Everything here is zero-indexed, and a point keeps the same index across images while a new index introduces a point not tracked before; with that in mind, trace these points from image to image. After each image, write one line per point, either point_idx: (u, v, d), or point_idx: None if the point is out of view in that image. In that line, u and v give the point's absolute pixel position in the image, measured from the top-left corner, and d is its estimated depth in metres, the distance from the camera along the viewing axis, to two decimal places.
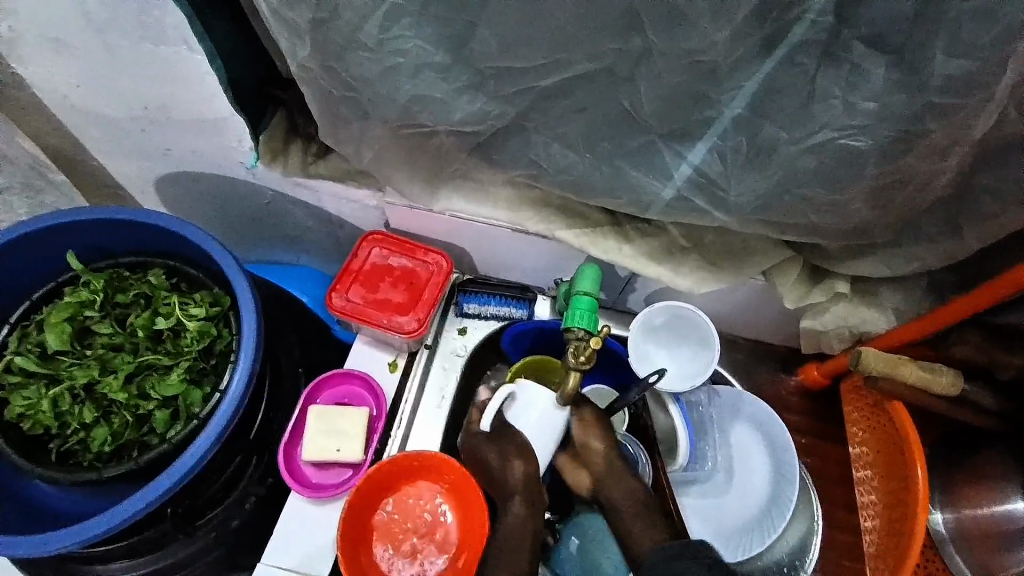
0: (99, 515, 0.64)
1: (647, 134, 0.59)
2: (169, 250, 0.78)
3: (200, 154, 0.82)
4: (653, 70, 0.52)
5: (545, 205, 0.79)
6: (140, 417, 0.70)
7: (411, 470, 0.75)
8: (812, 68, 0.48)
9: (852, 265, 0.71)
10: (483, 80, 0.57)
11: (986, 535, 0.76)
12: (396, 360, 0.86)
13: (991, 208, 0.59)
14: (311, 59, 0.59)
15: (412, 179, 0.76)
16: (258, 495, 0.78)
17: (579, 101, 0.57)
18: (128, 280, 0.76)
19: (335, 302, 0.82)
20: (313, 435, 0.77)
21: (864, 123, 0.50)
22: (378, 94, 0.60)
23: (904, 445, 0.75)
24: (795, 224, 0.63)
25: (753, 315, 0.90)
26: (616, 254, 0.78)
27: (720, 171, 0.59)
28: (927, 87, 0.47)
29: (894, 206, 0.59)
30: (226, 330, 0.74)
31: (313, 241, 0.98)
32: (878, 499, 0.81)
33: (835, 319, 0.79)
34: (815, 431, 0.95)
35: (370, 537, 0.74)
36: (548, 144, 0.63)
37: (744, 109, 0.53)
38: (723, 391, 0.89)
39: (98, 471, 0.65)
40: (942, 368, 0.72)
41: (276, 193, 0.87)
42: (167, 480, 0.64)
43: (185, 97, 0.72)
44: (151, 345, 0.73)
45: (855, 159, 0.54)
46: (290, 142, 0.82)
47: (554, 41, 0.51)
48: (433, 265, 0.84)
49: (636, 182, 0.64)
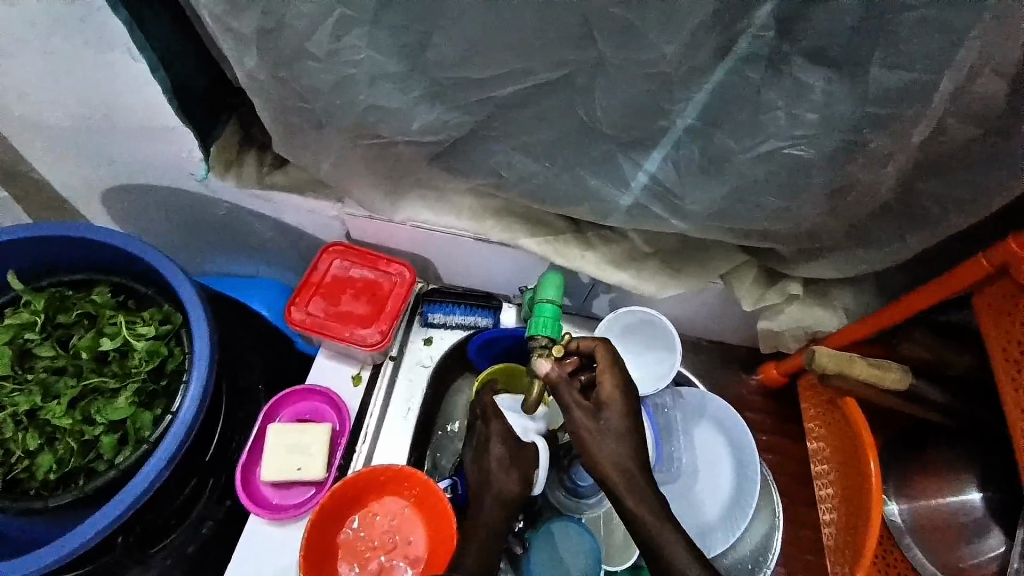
0: (43, 547, 0.61)
1: (606, 143, 0.59)
2: (117, 266, 0.75)
3: (148, 167, 0.80)
4: (608, 80, 0.52)
5: (507, 214, 0.79)
6: (87, 442, 0.67)
7: (374, 484, 0.74)
8: (757, 81, 0.50)
9: (804, 268, 0.74)
10: (441, 91, 0.57)
11: (943, 526, 0.79)
12: (360, 373, 0.84)
13: (931, 213, 0.61)
14: (262, 69, 0.57)
15: (373, 190, 0.75)
16: (216, 518, 0.75)
17: (536, 111, 0.58)
18: (71, 299, 0.73)
19: (295, 316, 0.80)
20: (273, 453, 0.75)
21: (810, 133, 0.52)
22: (333, 103, 0.59)
23: (857, 440, 0.78)
24: (749, 230, 0.65)
25: (714, 317, 0.92)
26: (579, 262, 0.79)
27: (676, 179, 0.60)
28: (863, 98, 0.49)
29: (842, 211, 0.61)
30: (177, 349, 0.71)
31: (272, 253, 0.96)
32: (835, 492, 0.84)
33: (791, 319, 0.81)
34: (776, 429, 0.98)
35: (334, 557, 0.73)
36: (509, 153, 0.64)
37: (697, 118, 0.54)
38: (687, 393, 0.91)
39: (44, 500, 0.62)
40: (890, 365, 0.75)
41: (231, 204, 0.85)
42: (117, 507, 0.61)
43: (131, 107, 0.70)
44: (97, 367, 0.69)
45: (803, 166, 0.55)
46: (244, 152, 0.80)
47: (509, 51, 0.52)
48: (396, 276, 0.83)
49: (595, 191, 0.65)
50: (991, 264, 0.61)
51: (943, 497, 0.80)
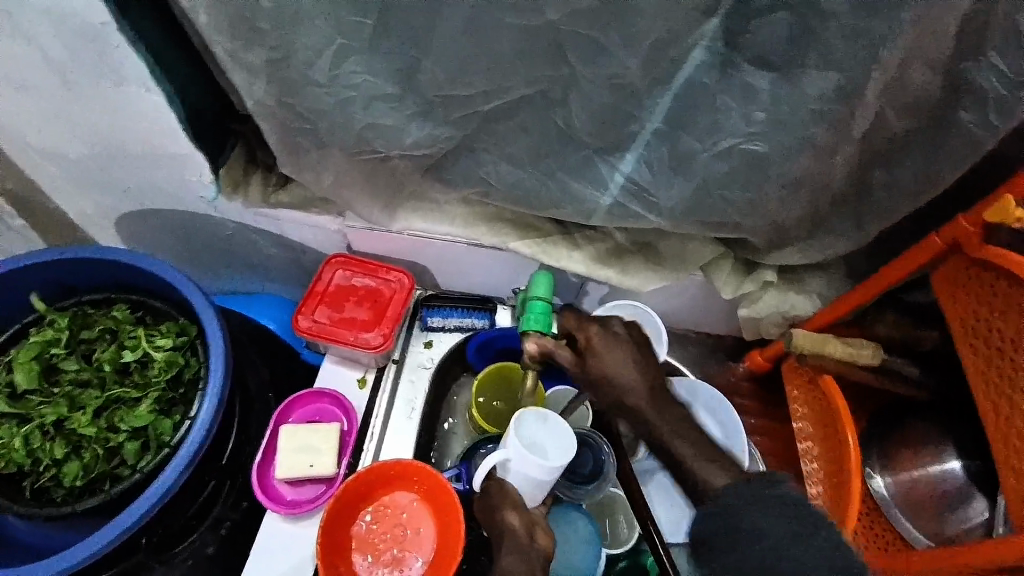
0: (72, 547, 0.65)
1: (585, 148, 0.65)
2: (135, 285, 0.80)
3: (160, 190, 0.85)
4: (582, 92, 0.58)
5: (498, 220, 0.85)
6: (111, 450, 0.71)
7: (385, 477, 0.78)
8: (714, 87, 0.55)
9: (774, 256, 0.79)
10: (432, 108, 0.62)
11: (927, 495, 0.82)
12: (365, 376, 0.90)
13: (884, 199, 0.67)
14: (265, 95, 0.62)
15: (372, 203, 0.80)
16: (232, 520, 0.79)
17: (519, 121, 0.64)
18: (92, 316, 0.78)
19: (302, 324, 0.85)
20: (286, 454, 0.78)
21: (764, 130, 0.57)
22: (331, 124, 0.64)
23: (836, 416, 0.82)
24: (719, 222, 0.70)
25: (697, 311, 0.97)
26: (567, 261, 0.85)
27: (649, 178, 0.66)
28: (806, 98, 0.54)
29: (803, 201, 0.66)
30: (193, 359, 0.76)
31: (275, 268, 1.01)
32: (819, 466, 0.87)
33: (768, 306, 0.87)
34: (763, 412, 1.02)
35: (348, 549, 0.76)
36: (497, 162, 0.70)
37: (663, 122, 0.60)
38: (678, 382, 0.95)
39: (73, 506, 0.66)
40: (863, 343, 0.81)
41: (237, 223, 0.90)
42: (140, 508, 0.65)
43: (146, 135, 0.75)
44: (119, 378, 0.74)
45: (761, 161, 0.61)
46: (249, 173, 0.85)
47: (491, 70, 0.57)
48: (395, 283, 0.88)
49: (577, 193, 0.71)
50: (943, 241, 0.65)
51: (924, 467, 0.84)
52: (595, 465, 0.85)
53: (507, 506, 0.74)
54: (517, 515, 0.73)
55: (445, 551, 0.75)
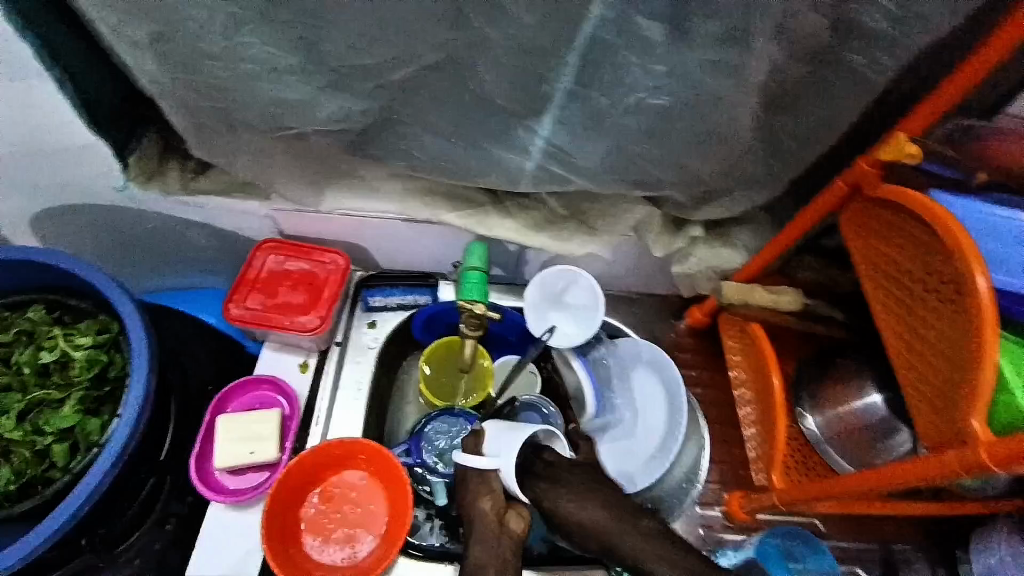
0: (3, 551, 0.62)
1: (501, 114, 0.65)
2: (52, 284, 0.76)
3: (69, 186, 0.81)
4: (487, 54, 0.58)
5: (429, 195, 0.84)
6: (41, 452, 0.69)
7: (329, 457, 0.78)
8: (614, 42, 0.56)
9: (699, 212, 0.82)
10: (341, 79, 0.61)
11: (853, 429, 0.87)
12: (307, 361, 0.89)
13: (792, 147, 0.69)
14: (161, 73, 0.60)
15: (295, 183, 0.79)
16: (178, 514, 0.78)
17: (431, 89, 0.63)
18: (7, 319, 0.74)
19: (234, 313, 0.83)
20: (225, 443, 0.77)
21: (666, 83, 0.58)
22: (236, 100, 0.62)
23: (765, 361, 0.88)
24: (640, 180, 0.72)
25: (635, 272, 1.00)
26: (501, 230, 0.85)
27: (567, 140, 0.67)
28: (702, 49, 0.55)
29: (716, 154, 0.68)
30: (117, 355, 0.74)
31: (209, 260, 0.98)
32: (754, 409, 0.92)
33: (700, 261, 0.90)
34: (706, 364, 1.06)
35: (298, 531, 0.77)
36: (416, 132, 0.69)
37: (575, 83, 0.60)
38: (621, 343, 0.99)
39: (8, 510, 0.64)
40: (785, 289, 0.86)
41: (160, 215, 0.87)
42: (71, 506, 0.63)
43: (43, 127, 0.71)
44: (41, 380, 0.72)
45: (667, 115, 0.62)
46: (165, 163, 0.82)
47: (393, 36, 0.56)
48: (331, 265, 0.87)
49: (499, 158, 0.71)
50: (847, 185, 0.68)
51: (850, 403, 0.88)
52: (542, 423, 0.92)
53: (483, 492, 0.73)
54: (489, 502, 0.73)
55: (396, 524, 0.76)
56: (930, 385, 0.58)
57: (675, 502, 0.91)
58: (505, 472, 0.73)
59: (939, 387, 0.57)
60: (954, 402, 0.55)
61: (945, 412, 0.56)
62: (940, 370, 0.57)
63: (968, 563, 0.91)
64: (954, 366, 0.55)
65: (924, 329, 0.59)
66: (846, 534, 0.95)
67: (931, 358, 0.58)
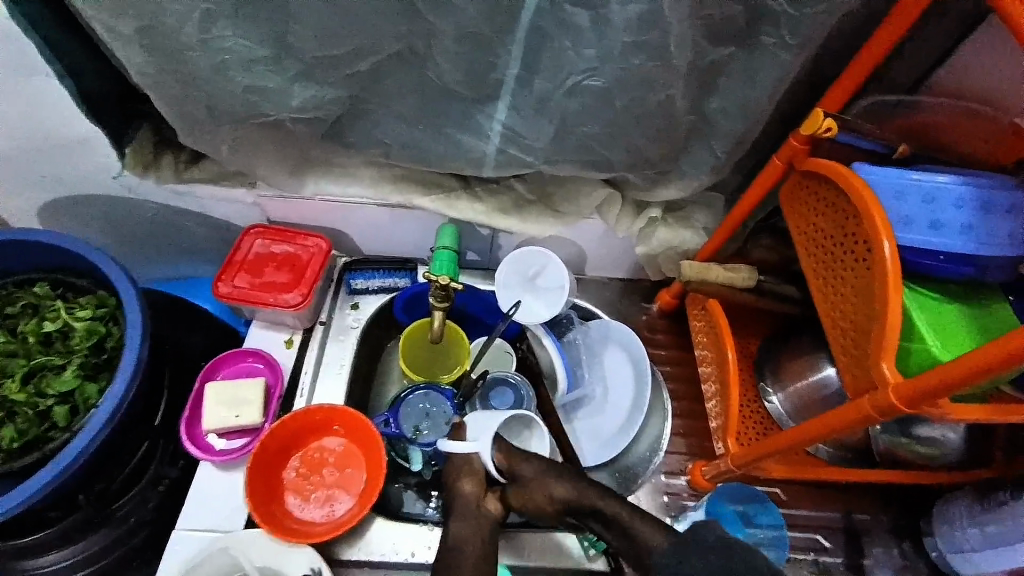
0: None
1: (459, 101, 0.71)
2: (55, 264, 0.83)
3: (73, 177, 0.88)
4: (439, 43, 0.64)
5: (403, 180, 0.90)
6: (42, 413, 0.75)
7: (309, 422, 0.85)
8: (548, 30, 0.62)
9: (654, 192, 0.87)
10: (310, 69, 0.67)
11: (811, 402, 0.91)
12: (292, 337, 0.95)
13: (730, 126, 0.75)
14: (148, 65, 0.66)
15: (278, 169, 0.85)
16: (170, 477, 0.84)
17: (393, 77, 0.69)
18: (14, 294, 0.81)
19: (223, 291, 0.89)
20: (212, 408, 0.84)
21: (598, 65, 0.64)
22: (217, 89, 0.69)
23: (722, 336, 0.93)
24: (591, 160, 0.77)
25: (604, 256, 1.05)
26: (470, 212, 0.91)
27: (520, 123, 0.72)
28: (625, 32, 0.61)
29: (657, 134, 0.73)
30: (114, 328, 0.81)
31: (205, 249, 1.05)
32: (715, 384, 0.96)
33: (661, 241, 0.95)
34: (676, 344, 1.10)
35: (279, 493, 0.83)
36: (383, 120, 0.75)
37: (520, 69, 0.66)
38: (592, 323, 1.03)
39: (10, 464, 0.70)
40: (739, 267, 0.91)
41: (156, 204, 0.94)
42: (59, 464, 0.68)
43: (48, 121, 0.78)
44: (43, 348, 0.79)
45: (604, 95, 0.68)
46: (160, 153, 0.88)
47: (352, 27, 0.63)
48: (313, 248, 0.93)
49: (461, 142, 0.77)
50: (782, 162, 0.73)
51: (808, 377, 0.91)
52: (515, 400, 0.95)
53: (463, 472, 0.76)
54: (471, 482, 0.76)
55: (370, 484, 0.82)
56: (850, 341, 0.63)
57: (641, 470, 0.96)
58: (483, 455, 0.75)
59: (855, 341, 0.62)
60: (867, 354, 0.60)
61: (860, 363, 0.62)
62: (857, 326, 0.62)
63: (932, 535, 0.92)
64: (867, 321, 0.61)
65: (844, 290, 0.64)
66: (812, 504, 0.97)
67: (850, 316, 0.64)
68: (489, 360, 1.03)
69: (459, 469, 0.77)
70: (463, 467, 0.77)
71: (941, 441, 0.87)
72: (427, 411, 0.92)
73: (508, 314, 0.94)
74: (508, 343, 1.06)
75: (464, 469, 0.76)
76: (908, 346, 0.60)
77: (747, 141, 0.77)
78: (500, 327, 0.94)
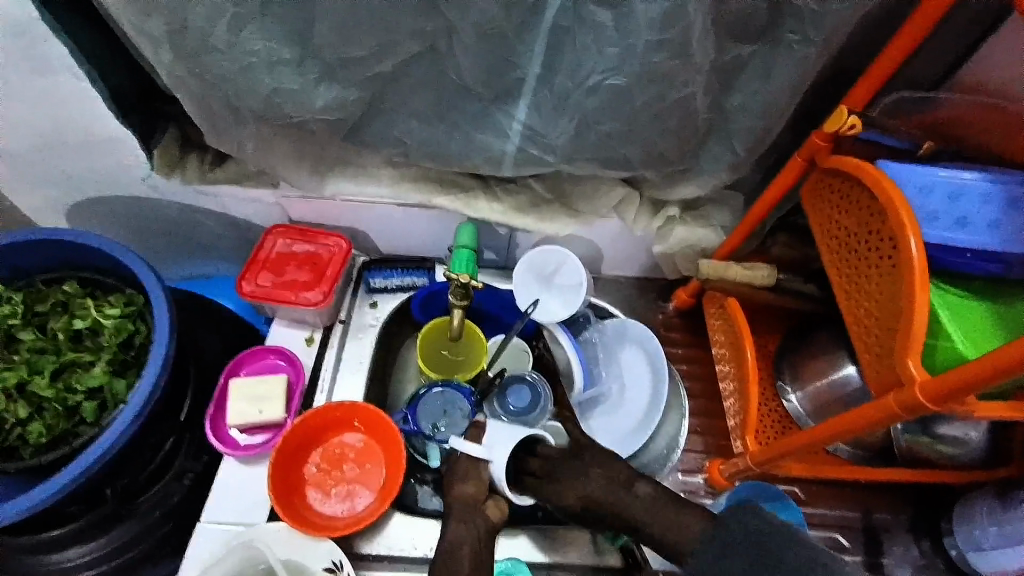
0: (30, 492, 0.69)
1: (479, 100, 0.72)
2: (83, 262, 0.85)
3: (100, 176, 0.90)
4: (461, 43, 0.65)
5: (422, 179, 0.91)
6: (71, 408, 0.77)
7: (330, 419, 0.86)
8: (569, 29, 0.62)
9: (672, 191, 0.87)
10: (333, 69, 0.68)
11: (831, 401, 0.90)
12: (313, 335, 0.96)
13: (750, 124, 0.75)
14: (176, 64, 0.68)
15: (299, 169, 0.86)
16: (194, 471, 0.86)
17: (416, 76, 0.70)
18: (44, 291, 0.83)
19: (246, 289, 0.91)
20: (237, 404, 0.86)
21: (619, 64, 0.64)
22: (242, 89, 0.69)
23: (740, 335, 0.93)
24: (610, 158, 0.78)
25: (621, 254, 1.05)
26: (488, 211, 0.91)
27: (540, 122, 0.73)
28: (647, 30, 0.61)
29: (677, 132, 0.74)
30: (142, 326, 0.82)
31: (227, 248, 1.06)
32: (733, 383, 0.96)
33: (679, 240, 0.95)
34: (692, 343, 1.10)
35: (302, 488, 0.84)
36: (404, 120, 0.76)
37: (541, 67, 0.67)
38: (608, 322, 1.03)
39: (38, 458, 0.72)
40: (760, 266, 0.90)
41: (180, 203, 0.95)
42: (89, 458, 0.70)
43: (78, 121, 0.80)
44: (73, 345, 0.81)
45: (624, 94, 0.68)
46: (185, 154, 0.89)
47: (376, 28, 0.64)
48: (334, 247, 0.95)
49: (480, 141, 0.77)
50: (803, 159, 0.73)
51: (828, 376, 0.90)
52: (531, 399, 0.92)
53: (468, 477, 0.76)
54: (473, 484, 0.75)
55: (390, 479, 0.82)
56: (873, 338, 0.63)
57: (659, 468, 0.96)
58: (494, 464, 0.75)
59: (879, 338, 0.62)
60: (891, 351, 0.60)
61: (884, 361, 0.62)
62: (881, 324, 0.62)
63: (951, 534, 0.91)
64: (891, 318, 0.61)
65: (867, 288, 0.64)
66: (830, 502, 0.97)
67: (874, 313, 0.63)
68: (505, 358, 1.03)
69: (461, 471, 0.77)
70: (468, 472, 0.76)
71: (963, 441, 0.87)
72: (444, 408, 0.93)
73: (526, 311, 0.94)
74: (524, 342, 1.05)
75: (468, 470, 0.76)
76: (934, 343, 0.60)
77: (767, 139, 0.77)
78: (518, 326, 0.94)
